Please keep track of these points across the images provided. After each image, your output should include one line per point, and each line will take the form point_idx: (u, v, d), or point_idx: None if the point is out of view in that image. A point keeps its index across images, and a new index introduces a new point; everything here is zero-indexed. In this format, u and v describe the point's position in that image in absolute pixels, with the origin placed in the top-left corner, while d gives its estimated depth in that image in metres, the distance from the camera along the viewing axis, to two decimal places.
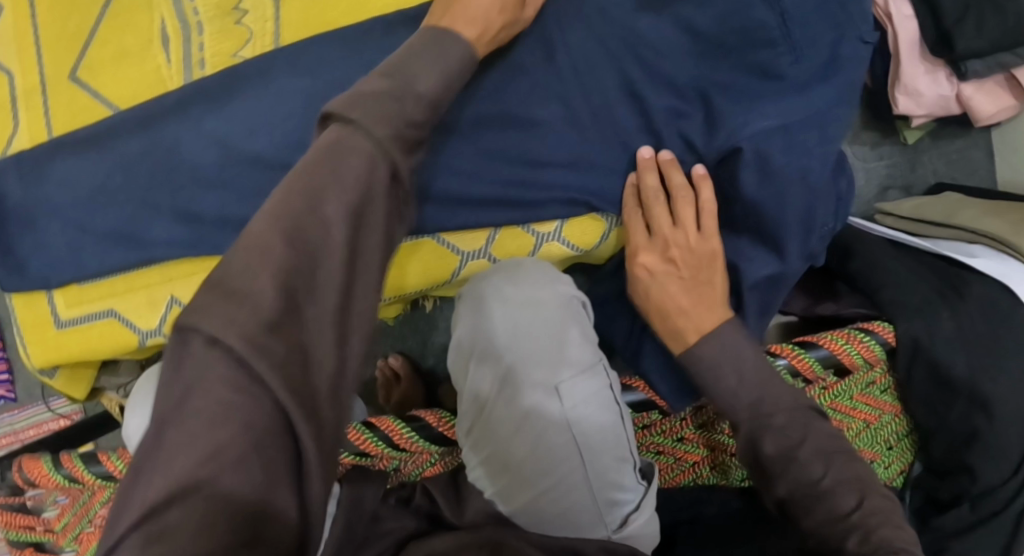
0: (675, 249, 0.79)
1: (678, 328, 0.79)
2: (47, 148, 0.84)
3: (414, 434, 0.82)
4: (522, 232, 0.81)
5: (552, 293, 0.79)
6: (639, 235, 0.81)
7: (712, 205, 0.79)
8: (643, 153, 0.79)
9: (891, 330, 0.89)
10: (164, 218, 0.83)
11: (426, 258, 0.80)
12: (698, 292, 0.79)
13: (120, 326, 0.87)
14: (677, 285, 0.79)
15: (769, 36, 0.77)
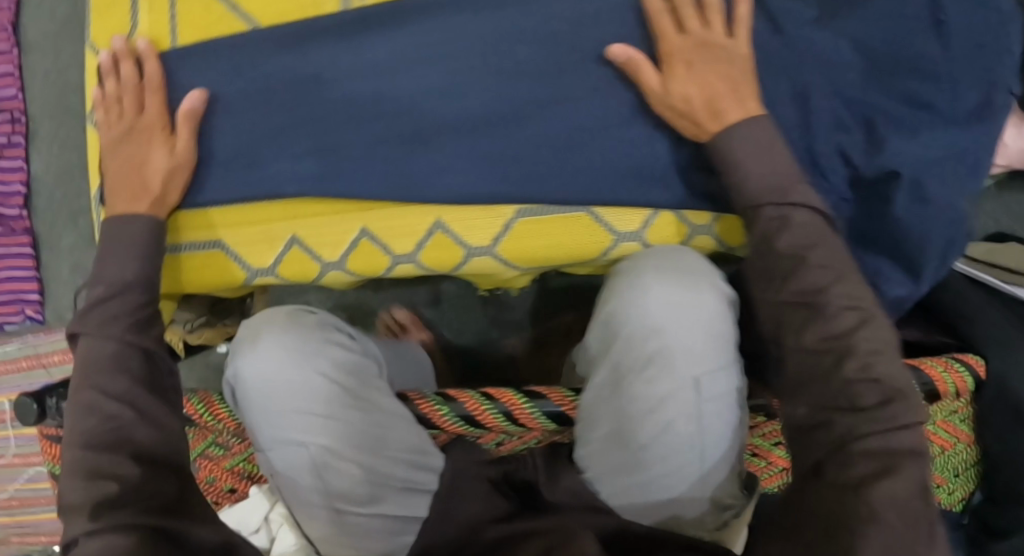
0: (690, 84, 0.74)
1: (720, 111, 0.74)
2: (180, 55, 0.83)
3: (535, 410, 0.82)
4: (678, 220, 0.80)
5: (714, 293, 0.74)
6: (653, 73, 0.75)
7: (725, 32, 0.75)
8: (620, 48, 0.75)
9: (983, 363, 0.91)
10: (297, 147, 0.80)
11: (577, 235, 0.79)
12: (735, 89, 0.74)
13: (227, 260, 0.83)
14: (719, 88, 0.74)
15: (935, 68, 0.81)
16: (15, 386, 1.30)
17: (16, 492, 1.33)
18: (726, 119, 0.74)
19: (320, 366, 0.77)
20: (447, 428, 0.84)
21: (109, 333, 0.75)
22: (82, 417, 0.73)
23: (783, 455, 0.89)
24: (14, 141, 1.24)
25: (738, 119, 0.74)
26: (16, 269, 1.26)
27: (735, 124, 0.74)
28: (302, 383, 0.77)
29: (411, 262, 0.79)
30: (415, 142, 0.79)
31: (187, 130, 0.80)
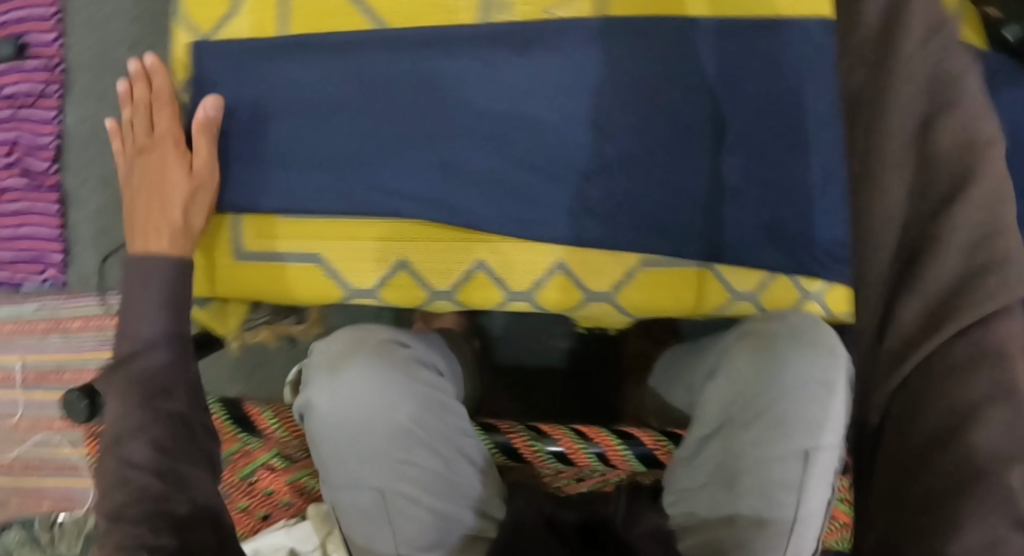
0: None
1: None
2: (286, 44, 0.80)
3: (626, 451, 0.82)
4: (792, 285, 0.78)
5: (851, 373, 0.71)
6: None
7: None
8: None
9: None
10: (409, 164, 0.78)
11: (689, 289, 0.78)
12: None
13: (321, 274, 0.80)
14: None
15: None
16: (30, 347, 1.23)
17: (21, 454, 1.28)
18: None
19: (401, 400, 0.70)
20: (536, 463, 0.84)
21: (130, 403, 0.75)
22: (113, 491, 0.72)
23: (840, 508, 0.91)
24: (49, 90, 1.17)
25: None
26: (40, 225, 1.19)
27: None
28: (383, 416, 0.69)
29: (526, 298, 0.78)
30: (545, 178, 0.77)
31: (204, 140, 0.80)
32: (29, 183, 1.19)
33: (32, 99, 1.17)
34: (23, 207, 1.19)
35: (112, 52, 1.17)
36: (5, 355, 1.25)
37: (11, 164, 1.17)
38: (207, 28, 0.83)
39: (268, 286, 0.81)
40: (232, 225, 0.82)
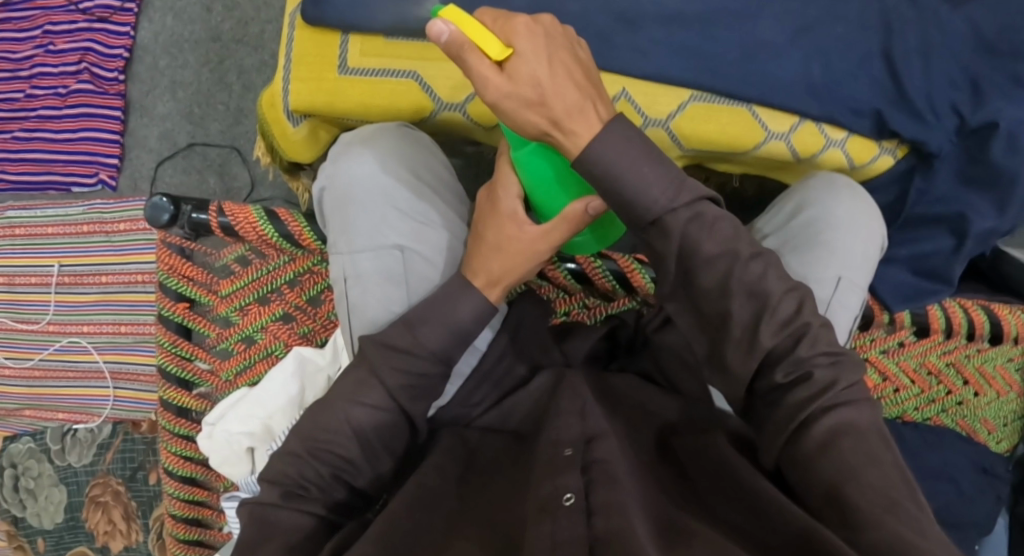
0: (525, 87, 0.68)
1: (577, 118, 0.70)
2: None
3: (644, 272, 0.99)
4: (819, 131, 0.91)
5: (842, 214, 0.84)
6: (570, 97, 0.69)
7: (537, 73, 0.69)
8: (566, 113, 0.70)
9: (980, 312, 0.99)
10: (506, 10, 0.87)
11: (739, 125, 0.90)
12: (551, 92, 0.69)
13: (418, 90, 0.88)
14: (572, 89, 0.70)
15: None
16: (68, 251, 1.27)
17: (41, 361, 1.29)
18: (578, 117, 0.70)
19: (402, 170, 0.83)
20: (557, 280, 1.00)
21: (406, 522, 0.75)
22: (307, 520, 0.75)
23: None
24: (127, 7, 1.28)
25: (567, 103, 0.69)
26: (102, 131, 1.28)
27: (557, 96, 0.69)
28: (383, 180, 0.82)
29: None
30: (626, 29, 0.88)
31: (240, 228, 0.91)
32: (96, 89, 1.27)
33: (109, 13, 1.27)
34: (87, 112, 1.27)
35: None
36: (42, 258, 1.28)
37: (80, 71, 1.26)
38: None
39: (365, 99, 0.88)
40: (340, 42, 0.89)
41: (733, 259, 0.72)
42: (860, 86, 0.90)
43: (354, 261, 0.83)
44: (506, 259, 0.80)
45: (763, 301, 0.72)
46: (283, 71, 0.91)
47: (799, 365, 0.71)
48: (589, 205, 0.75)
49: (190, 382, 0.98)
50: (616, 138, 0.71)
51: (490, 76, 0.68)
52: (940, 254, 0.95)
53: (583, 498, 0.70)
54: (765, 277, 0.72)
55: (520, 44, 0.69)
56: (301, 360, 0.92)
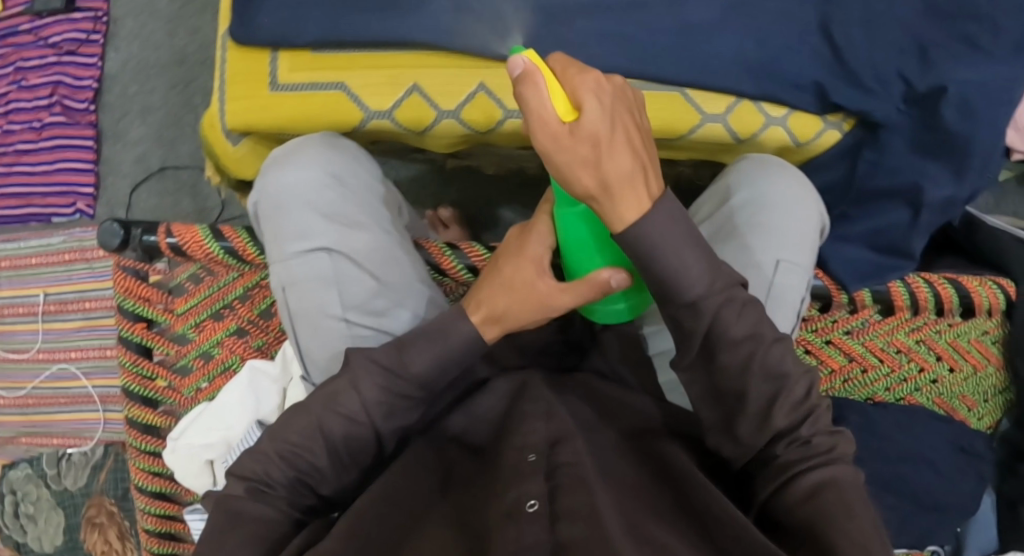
0: (584, 149, 0.63)
1: (630, 189, 0.65)
2: None
3: None
4: (757, 110, 0.90)
5: (780, 194, 0.84)
6: (623, 164, 0.64)
7: (601, 137, 0.63)
8: (619, 178, 0.64)
9: (948, 286, 0.96)
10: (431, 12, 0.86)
11: (672, 111, 0.89)
12: (607, 157, 0.63)
13: (346, 100, 0.88)
14: (628, 155, 0.64)
15: (980, 9, 0.86)
16: (53, 280, 1.30)
17: (34, 389, 1.32)
18: (628, 188, 0.65)
19: (329, 178, 0.84)
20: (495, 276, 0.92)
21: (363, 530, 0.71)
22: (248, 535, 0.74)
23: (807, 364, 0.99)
24: (93, 38, 1.31)
25: (620, 170, 0.64)
26: (78, 161, 1.30)
27: (613, 163, 0.64)
28: (312, 189, 0.83)
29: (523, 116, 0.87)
30: (554, 20, 0.86)
31: (188, 247, 0.92)
32: (68, 121, 1.30)
33: (76, 46, 1.30)
34: (61, 143, 1.30)
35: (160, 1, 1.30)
36: (29, 288, 1.31)
37: (52, 104, 1.29)
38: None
39: (296, 114, 0.89)
40: (269, 59, 0.89)
41: (757, 342, 0.71)
42: (801, 59, 0.88)
43: (286, 267, 0.83)
44: (517, 302, 0.79)
45: (781, 382, 0.71)
46: (218, 92, 0.93)
47: (797, 437, 0.71)
48: (612, 276, 0.74)
49: (154, 400, 1.00)
50: (663, 219, 0.67)
51: (552, 123, 0.63)
52: (898, 227, 0.92)
53: (548, 503, 0.67)
54: (784, 360, 0.72)
55: (588, 102, 0.63)
56: (253, 373, 0.94)
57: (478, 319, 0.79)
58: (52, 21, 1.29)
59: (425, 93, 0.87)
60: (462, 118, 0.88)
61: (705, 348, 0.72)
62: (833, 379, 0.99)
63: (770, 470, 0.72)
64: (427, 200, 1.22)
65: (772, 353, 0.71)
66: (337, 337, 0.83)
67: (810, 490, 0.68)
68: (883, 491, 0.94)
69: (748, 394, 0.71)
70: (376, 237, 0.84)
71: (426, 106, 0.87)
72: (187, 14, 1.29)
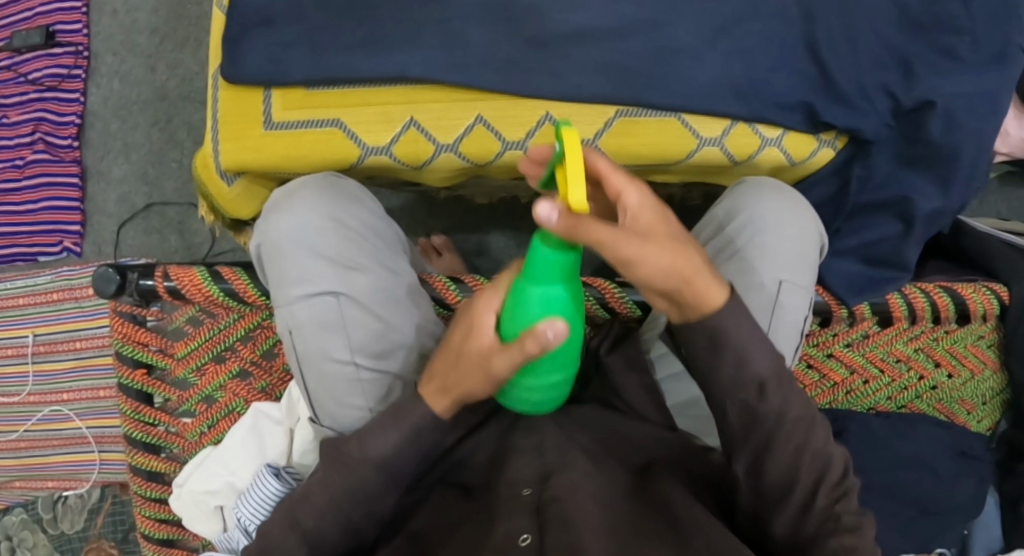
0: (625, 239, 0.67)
1: (665, 278, 0.69)
2: None
3: (623, 294, 0.93)
4: (753, 131, 0.90)
5: (779, 215, 0.85)
6: (652, 259, 0.67)
7: (642, 234, 0.68)
8: (654, 273, 0.68)
9: (943, 294, 0.97)
10: (428, 47, 0.87)
11: (669, 135, 0.90)
12: (648, 250, 0.67)
13: (342, 138, 0.88)
14: (661, 249, 0.68)
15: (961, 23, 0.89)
16: (40, 320, 1.26)
17: (25, 433, 1.29)
18: (656, 278, 0.69)
19: (332, 221, 0.83)
20: None
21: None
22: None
23: (812, 378, 0.98)
24: (74, 73, 1.26)
25: (653, 262, 0.68)
26: (64, 199, 1.26)
27: (649, 256, 0.67)
28: (315, 234, 0.82)
29: (521, 148, 0.88)
30: (550, 51, 0.87)
31: (183, 290, 0.91)
32: (53, 158, 1.26)
33: (58, 81, 1.26)
34: (46, 182, 1.26)
35: (140, 33, 1.28)
36: (15, 330, 1.27)
37: (34, 141, 1.24)
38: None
39: (291, 153, 0.89)
40: (262, 99, 0.89)
41: (805, 422, 0.76)
42: (785, 80, 0.89)
43: (290, 312, 0.82)
44: (464, 368, 0.74)
45: (826, 460, 0.76)
46: (211, 132, 0.91)
47: (829, 514, 0.74)
48: (550, 328, 0.67)
49: (157, 446, 0.99)
50: (737, 311, 0.73)
51: (631, 240, 0.67)
52: (890, 240, 0.95)
53: (538, 537, 0.71)
54: (829, 445, 0.76)
55: (631, 197, 0.69)
56: (258, 417, 0.94)
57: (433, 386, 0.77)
58: (32, 57, 1.24)
59: (424, 127, 0.87)
60: (459, 151, 0.88)
61: (766, 431, 0.75)
62: (842, 393, 0.99)
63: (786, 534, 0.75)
64: (417, 228, 1.23)
65: (818, 436, 0.76)
66: (345, 382, 0.83)
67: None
68: (886, 499, 0.95)
69: (782, 473, 0.75)
70: (378, 279, 0.84)
71: (426, 142, 0.87)
72: (168, 47, 1.27)
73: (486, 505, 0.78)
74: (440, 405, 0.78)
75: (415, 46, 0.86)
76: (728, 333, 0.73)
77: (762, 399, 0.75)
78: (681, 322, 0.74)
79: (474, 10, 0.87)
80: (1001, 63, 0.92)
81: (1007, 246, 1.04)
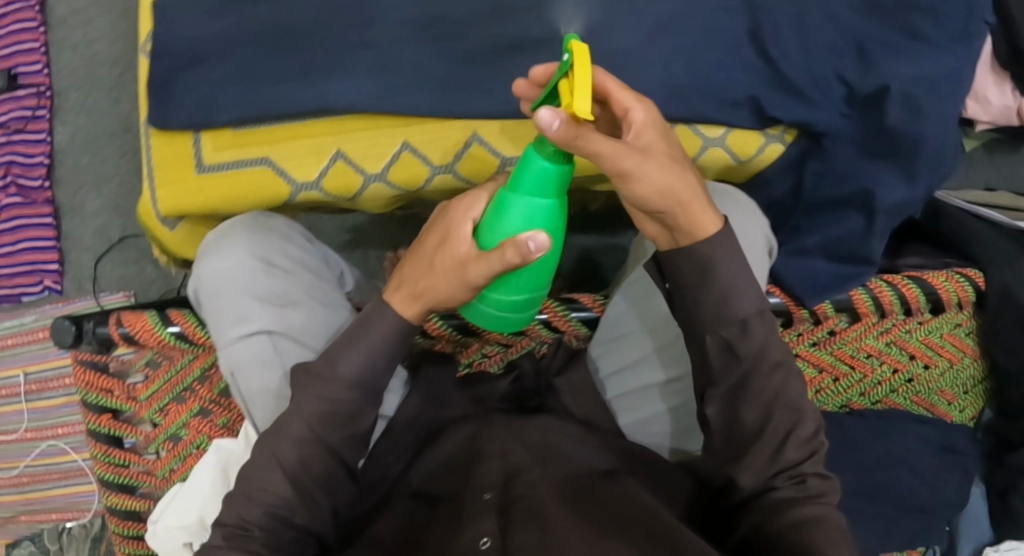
0: (634, 155, 0.65)
1: (669, 198, 0.67)
2: None
3: (568, 314, 0.88)
4: (693, 133, 0.88)
5: None
6: (653, 180, 0.66)
7: (655, 152, 0.67)
8: (658, 193, 0.67)
9: (912, 286, 0.93)
10: (353, 74, 0.84)
11: None
12: (659, 168, 0.66)
13: (273, 175, 0.86)
14: (664, 167, 0.66)
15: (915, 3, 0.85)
16: (31, 359, 1.29)
17: (25, 469, 1.32)
18: (648, 199, 0.67)
19: (261, 261, 0.83)
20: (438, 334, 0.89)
21: None
22: None
23: None
24: (39, 114, 1.27)
25: (656, 181, 0.66)
26: (41, 239, 1.28)
27: (655, 174, 0.66)
28: (245, 276, 0.82)
29: (449, 171, 0.86)
30: (479, 67, 0.84)
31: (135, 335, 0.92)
32: (25, 201, 1.26)
33: (23, 123, 1.26)
34: (20, 224, 1.27)
35: (101, 67, 1.28)
36: (6, 370, 1.30)
37: (7, 184, 1.25)
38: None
39: (226, 195, 0.88)
40: (192, 142, 0.88)
41: (783, 369, 0.73)
42: (732, 75, 0.86)
43: (230, 354, 0.82)
44: (440, 281, 0.69)
45: (798, 415, 0.73)
46: (149, 178, 0.91)
47: (798, 473, 0.73)
48: (532, 239, 0.63)
49: (130, 485, 1.01)
50: (726, 244, 0.71)
51: (629, 153, 0.64)
52: (851, 237, 0.89)
53: (500, 538, 0.67)
54: (804, 399, 0.74)
55: (639, 111, 0.67)
56: (217, 453, 0.95)
57: (400, 294, 0.72)
58: None
59: (354, 155, 0.85)
60: (389, 179, 0.86)
61: (742, 375, 0.73)
62: (813, 391, 0.96)
63: (762, 502, 0.73)
64: (387, 242, 1.21)
65: (795, 386, 0.73)
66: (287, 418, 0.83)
67: (798, 522, 0.70)
68: (865, 500, 0.91)
69: (757, 431, 0.73)
70: (310, 314, 0.83)
71: (355, 173, 0.85)
72: (129, 79, 1.28)
73: (452, 505, 0.75)
74: (409, 312, 0.72)
75: (342, 73, 0.84)
76: (718, 268, 0.71)
77: (739, 345, 0.72)
78: (668, 250, 0.72)
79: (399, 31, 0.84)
80: (960, 41, 0.87)
81: (984, 226, 0.99)
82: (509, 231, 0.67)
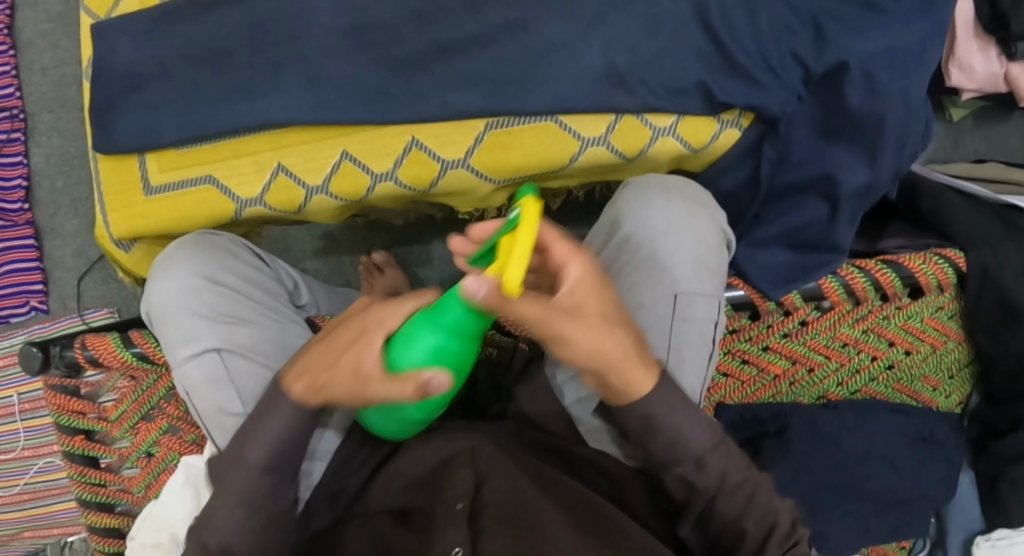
0: (557, 322, 0.64)
1: (597, 363, 0.67)
2: (162, 11, 0.86)
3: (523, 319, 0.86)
4: (641, 124, 0.84)
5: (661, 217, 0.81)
6: (582, 334, 0.65)
7: (582, 313, 0.65)
8: (587, 354, 0.66)
9: (888, 271, 0.88)
10: (288, 87, 0.83)
11: (546, 141, 0.83)
12: (582, 331, 0.65)
13: (216, 193, 0.86)
14: (594, 332, 0.66)
15: None
16: (24, 379, 1.31)
17: (26, 485, 1.33)
18: (577, 354, 0.66)
19: (207, 281, 0.81)
20: None
21: None
22: None
23: (750, 372, 0.92)
24: (13, 137, 1.29)
25: (585, 348, 0.66)
26: (24, 260, 1.29)
27: (581, 338, 0.65)
28: (193, 296, 0.81)
29: (392, 179, 0.84)
30: (415, 73, 0.82)
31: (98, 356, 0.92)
32: (6, 224, 1.28)
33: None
34: (3, 247, 1.28)
35: (71, 88, 1.29)
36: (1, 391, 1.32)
37: None
38: (106, 11, 0.89)
39: (172, 216, 0.87)
40: (138, 164, 0.87)
41: (750, 482, 0.73)
42: (676, 61, 0.82)
43: (182, 373, 0.81)
44: (345, 390, 0.68)
45: (773, 516, 0.72)
46: (98, 203, 0.90)
47: None
48: (432, 377, 0.63)
49: (109, 504, 1.01)
50: (667, 396, 0.71)
51: (559, 316, 0.64)
52: (814, 224, 0.87)
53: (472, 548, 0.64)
54: (775, 499, 0.73)
55: (575, 268, 0.65)
56: (188, 470, 0.94)
57: (306, 385, 0.72)
58: None
59: (297, 167, 0.84)
60: (332, 191, 0.84)
61: (707, 502, 0.73)
62: (789, 384, 0.92)
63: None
64: (360, 246, 1.21)
65: (766, 488, 0.73)
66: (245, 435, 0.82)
67: None
68: (840, 499, 0.88)
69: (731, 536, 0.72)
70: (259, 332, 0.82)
71: (297, 186, 0.84)
72: None
73: (425, 517, 0.71)
74: (309, 400, 0.72)
75: (276, 87, 0.83)
76: (660, 420, 0.71)
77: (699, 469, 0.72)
78: (610, 402, 0.73)
79: (330, 42, 0.83)
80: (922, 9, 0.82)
81: (962, 203, 0.96)
82: (412, 361, 0.65)
